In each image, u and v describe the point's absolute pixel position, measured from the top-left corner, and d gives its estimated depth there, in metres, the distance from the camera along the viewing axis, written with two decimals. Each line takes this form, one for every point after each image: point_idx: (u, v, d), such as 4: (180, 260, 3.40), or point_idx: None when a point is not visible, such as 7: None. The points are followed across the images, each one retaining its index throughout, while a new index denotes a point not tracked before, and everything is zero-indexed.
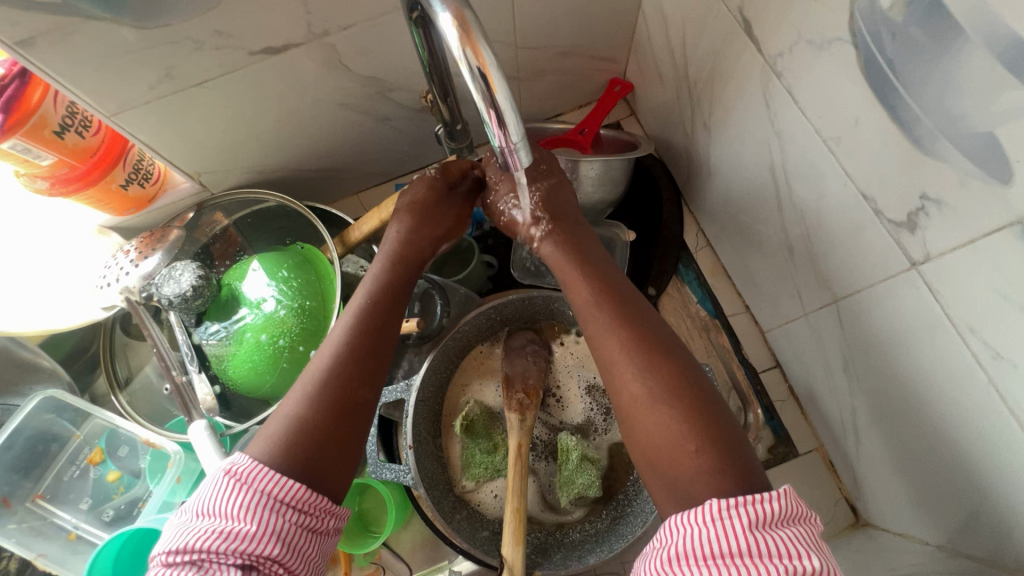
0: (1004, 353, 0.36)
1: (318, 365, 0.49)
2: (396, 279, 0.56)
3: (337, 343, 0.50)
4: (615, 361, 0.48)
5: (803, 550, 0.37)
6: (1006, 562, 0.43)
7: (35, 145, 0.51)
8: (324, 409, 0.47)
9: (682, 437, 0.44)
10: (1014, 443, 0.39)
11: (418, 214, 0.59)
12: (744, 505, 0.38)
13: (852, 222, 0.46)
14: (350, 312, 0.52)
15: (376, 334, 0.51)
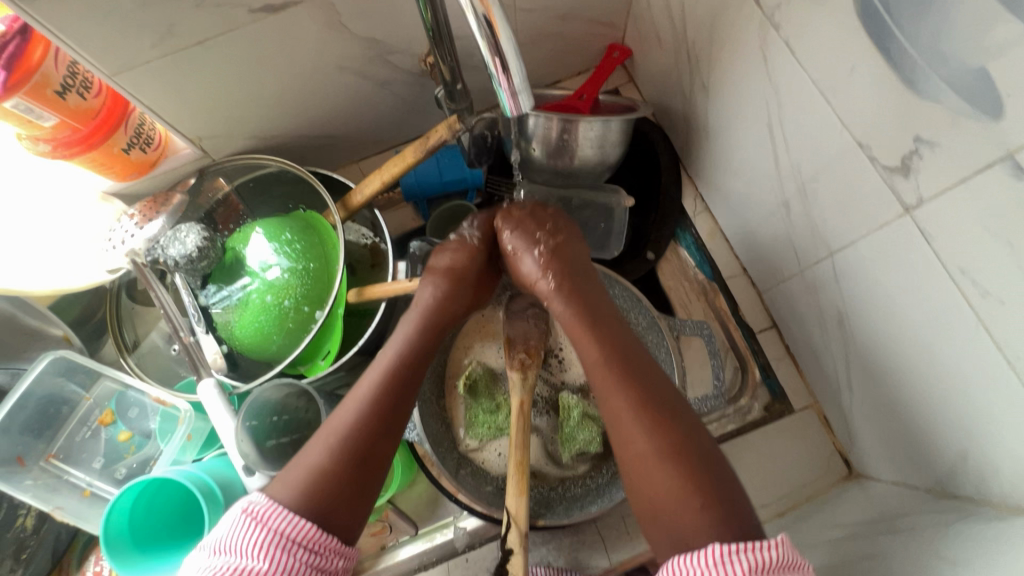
0: (992, 291, 0.38)
1: (343, 416, 0.51)
2: (428, 343, 0.59)
3: (359, 400, 0.52)
4: (621, 416, 0.50)
5: None
6: (991, 498, 0.44)
7: (37, 104, 0.51)
8: (343, 451, 0.49)
9: (681, 493, 0.45)
10: (1000, 380, 0.40)
11: (452, 277, 0.62)
12: (743, 553, 0.40)
13: (849, 172, 0.47)
14: (376, 369, 0.54)
15: (393, 396, 0.53)
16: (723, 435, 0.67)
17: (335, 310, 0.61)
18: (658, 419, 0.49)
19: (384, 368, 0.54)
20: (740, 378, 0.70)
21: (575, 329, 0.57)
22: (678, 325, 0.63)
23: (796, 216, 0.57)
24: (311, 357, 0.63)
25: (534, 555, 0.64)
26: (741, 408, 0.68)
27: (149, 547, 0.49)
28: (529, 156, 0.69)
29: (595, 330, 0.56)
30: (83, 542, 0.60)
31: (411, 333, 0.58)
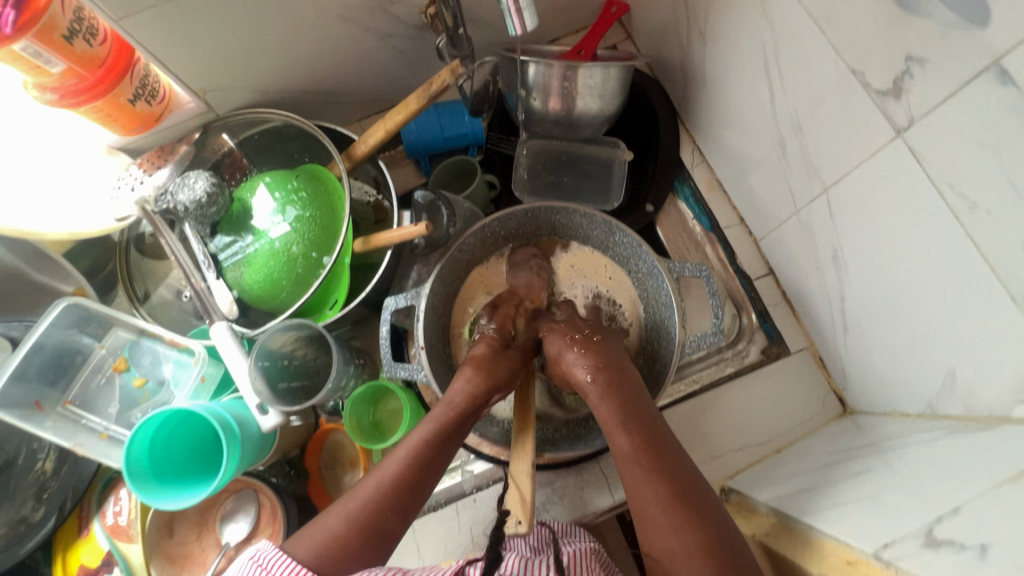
0: (980, 202, 0.39)
1: (360, 498, 0.48)
2: (458, 427, 0.54)
3: (380, 481, 0.49)
4: (648, 513, 0.46)
5: None
6: (977, 412, 0.46)
7: (46, 48, 0.51)
8: (357, 525, 0.46)
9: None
10: (985, 293, 0.42)
11: (484, 372, 0.58)
12: None
13: (844, 103, 0.48)
14: (405, 451, 0.51)
15: (407, 493, 0.49)
16: (720, 377, 0.69)
17: (342, 255, 0.62)
18: (698, 531, 0.44)
19: (411, 447, 0.51)
20: (739, 324, 0.73)
21: (618, 441, 0.51)
22: (678, 268, 0.61)
23: (793, 157, 0.59)
24: (319, 305, 0.65)
25: (540, 494, 0.66)
26: (739, 352, 0.70)
27: (169, 481, 0.51)
28: (529, 108, 0.70)
29: (638, 435, 0.50)
30: (101, 485, 0.61)
31: (441, 417, 0.54)
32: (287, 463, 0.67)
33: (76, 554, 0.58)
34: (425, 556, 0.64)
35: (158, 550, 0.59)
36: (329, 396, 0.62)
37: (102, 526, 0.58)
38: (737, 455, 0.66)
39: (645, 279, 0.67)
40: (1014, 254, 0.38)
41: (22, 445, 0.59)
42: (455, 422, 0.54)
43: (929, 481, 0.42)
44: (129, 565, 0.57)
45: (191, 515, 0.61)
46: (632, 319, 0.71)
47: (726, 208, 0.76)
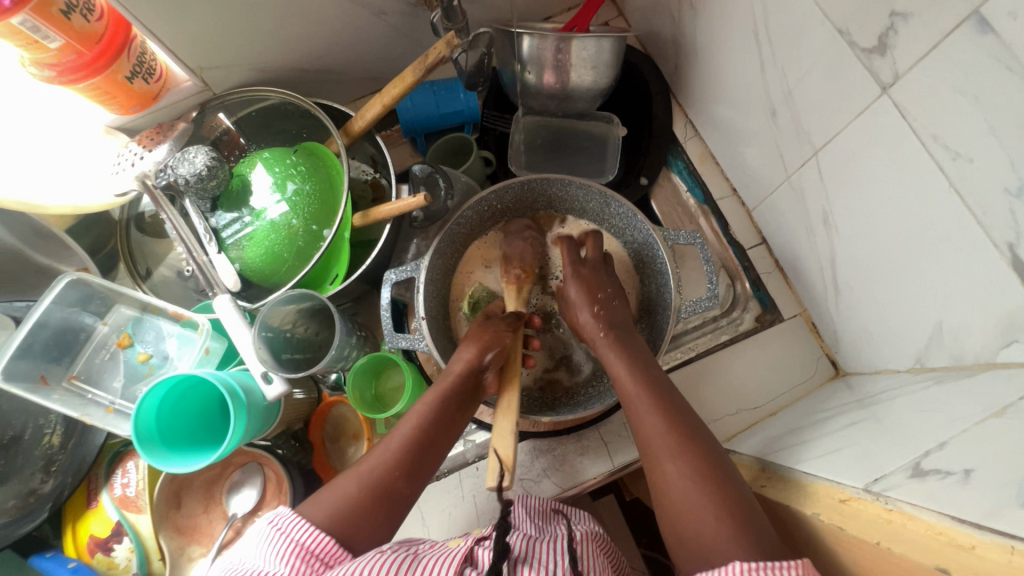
0: (962, 151, 0.41)
1: (370, 464, 0.50)
2: (462, 392, 0.56)
3: (387, 449, 0.51)
4: (651, 445, 0.50)
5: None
6: (963, 360, 0.48)
7: (44, 23, 0.52)
8: (368, 489, 0.48)
9: (708, 516, 0.44)
10: (969, 243, 0.43)
11: (479, 339, 0.60)
12: (765, 571, 0.38)
13: (831, 64, 0.50)
14: (411, 419, 0.53)
15: (416, 456, 0.51)
16: (715, 344, 0.71)
17: (342, 228, 0.63)
18: (697, 458, 0.48)
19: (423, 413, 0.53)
20: (733, 292, 0.74)
21: (625, 385, 0.55)
22: (673, 236, 0.62)
23: (783, 123, 0.60)
24: (320, 279, 0.66)
25: (541, 461, 0.67)
26: (733, 320, 0.72)
27: (176, 447, 0.52)
28: (523, 82, 0.71)
29: (641, 378, 0.55)
30: (109, 459, 0.62)
31: (444, 387, 0.56)
32: (292, 436, 0.68)
33: (86, 525, 0.59)
34: (430, 523, 0.65)
35: (166, 520, 0.59)
36: (332, 366, 0.63)
37: (112, 497, 0.59)
38: (733, 418, 0.67)
39: (641, 250, 0.68)
40: (994, 200, 0.40)
41: (29, 421, 0.60)
42: (457, 384, 0.56)
43: (917, 423, 0.43)
44: (139, 535, 0.58)
45: (199, 488, 0.62)
46: (631, 288, 0.72)
47: (719, 180, 0.77)
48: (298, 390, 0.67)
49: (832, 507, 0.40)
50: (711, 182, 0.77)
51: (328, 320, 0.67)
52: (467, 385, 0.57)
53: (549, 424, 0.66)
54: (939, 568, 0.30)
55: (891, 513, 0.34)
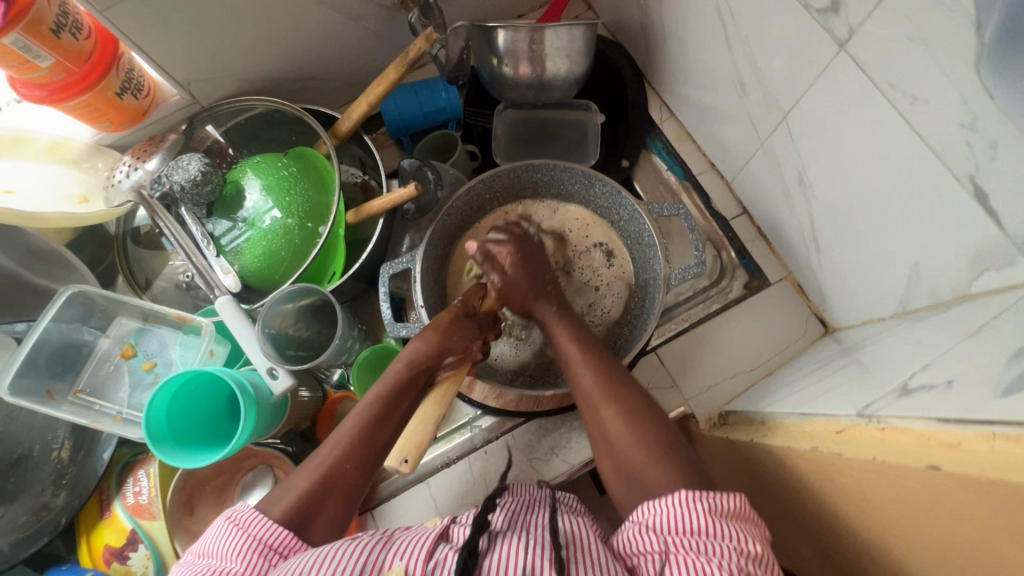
0: (917, 95, 0.43)
1: (321, 461, 0.49)
2: (402, 378, 0.55)
3: (338, 442, 0.50)
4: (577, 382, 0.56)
5: (750, 543, 0.41)
6: (941, 297, 0.50)
7: (35, 42, 0.54)
8: (318, 480, 0.48)
9: (623, 445, 0.50)
10: (934, 181, 0.46)
11: (440, 334, 0.58)
12: (706, 496, 0.43)
13: (792, 28, 0.52)
14: (356, 412, 0.52)
15: (365, 446, 0.50)
16: (707, 314, 0.73)
17: (336, 225, 0.64)
18: (622, 401, 0.52)
19: (366, 403, 0.53)
20: (720, 262, 0.76)
21: (568, 353, 0.58)
22: (658, 209, 0.65)
23: (752, 92, 0.63)
24: (318, 277, 0.67)
25: (548, 439, 0.68)
26: (723, 289, 0.74)
27: (186, 444, 0.52)
28: (501, 75, 0.73)
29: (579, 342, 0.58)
30: (119, 469, 0.62)
31: (395, 372, 0.55)
32: (301, 433, 0.67)
33: (101, 536, 0.59)
34: (443, 508, 0.66)
35: (181, 526, 0.60)
36: (336, 360, 0.64)
37: (124, 507, 0.60)
38: (731, 382, 0.69)
39: (628, 227, 0.71)
40: (951, 136, 0.42)
41: (36, 439, 0.60)
42: (404, 378, 0.55)
43: (900, 356, 0.45)
44: (154, 542, 0.58)
45: (211, 493, 0.62)
46: (625, 270, 0.74)
47: (697, 156, 0.80)
48: (303, 389, 0.67)
49: (828, 439, 0.41)
50: (689, 159, 0.80)
51: (330, 319, 0.68)
52: (419, 381, 0.56)
53: (554, 401, 0.68)
54: (930, 467, 0.30)
55: (884, 431, 0.36)
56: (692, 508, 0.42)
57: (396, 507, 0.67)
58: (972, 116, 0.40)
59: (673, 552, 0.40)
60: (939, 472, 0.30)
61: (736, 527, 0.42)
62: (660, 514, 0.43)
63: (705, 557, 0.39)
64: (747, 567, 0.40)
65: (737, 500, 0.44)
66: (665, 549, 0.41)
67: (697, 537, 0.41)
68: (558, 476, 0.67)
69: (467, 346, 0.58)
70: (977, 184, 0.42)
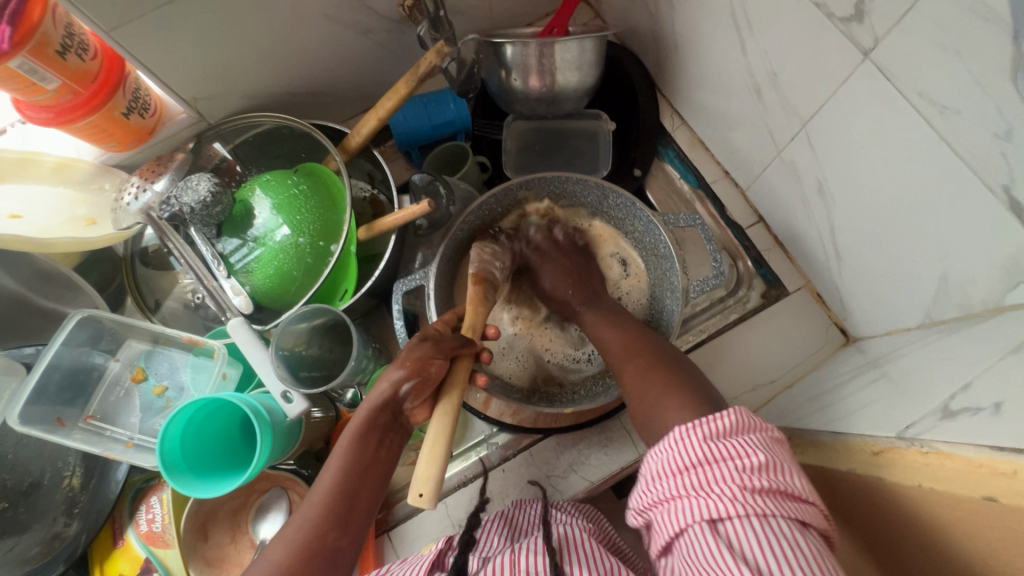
0: (947, 104, 0.42)
1: (301, 523, 0.48)
2: (375, 427, 0.53)
3: (310, 510, 0.48)
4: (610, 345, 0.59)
5: (757, 454, 0.39)
6: (973, 311, 0.49)
7: (40, 64, 0.53)
8: (297, 555, 0.46)
9: (658, 398, 0.50)
10: (965, 193, 0.44)
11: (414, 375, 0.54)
12: (699, 424, 0.41)
13: (811, 35, 0.51)
14: (324, 477, 0.50)
15: (340, 507, 0.49)
16: (725, 324, 0.72)
17: (349, 242, 0.63)
18: (648, 361, 0.54)
19: (342, 452, 0.51)
20: (737, 271, 0.75)
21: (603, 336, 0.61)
22: (674, 220, 0.64)
23: (768, 100, 0.62)
24: (329, 296, 0.66)
25: (566, 456, 0.67)
26: (740, 299, 0.73)
27: (204, 473, 0.51)
28: (511, 86, 0.73)
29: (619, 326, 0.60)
30: (132, 495, 0.61)
31: (357, 422, 0.53)
32: (315, 456, 0.67)
33: (115, 565, 0.58)
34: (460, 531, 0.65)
35: (194, 552, 0.59)
36: (350, 380, 0.63)
37: (138, 534, 0.58)
38: (752, 394, 0.68)
39: (643, 238, 0.70)
40: (985, 146, 0.41)
41: (46, 467, 0.59)
42: (370, 424, 0.53)
43: (934, 372, 0.44)
44: (168, 569, 0.57)
45: (224, 519, 0.62)
46: (639, 271, 0.73)
47: (710, 164, 0.79)
48: (316, 409, 0.66)
49: (866, 462, 0.40)
50: (703, 167, 0.79)
51: (342, 338, 0.67)
52: (382, 429, 0.54)
53: (572, 417, 0.67)
54: (985, 497, 0.30)
55: (929, 457, 0.34)
56: (687, 443, 0.41)
57: (413, 529, 0.65)
58: (1008, 125, 0.39)
59: (681, 497, 0.39)
60: (996, 504, 0.29)
61: (742, 443, 0.40)
62: (661, 461, 0.41)
63: (708, 493, 0.38)
64: (753, 482, 0.38)
65: (738, 413, 0.42)
66: (673, 494, 0.40)
67: (700, 470, 0.39)
68: (577, 494, 0.65)
69: (433, 370, 0.54)
70: (1013, 196, 0.41)
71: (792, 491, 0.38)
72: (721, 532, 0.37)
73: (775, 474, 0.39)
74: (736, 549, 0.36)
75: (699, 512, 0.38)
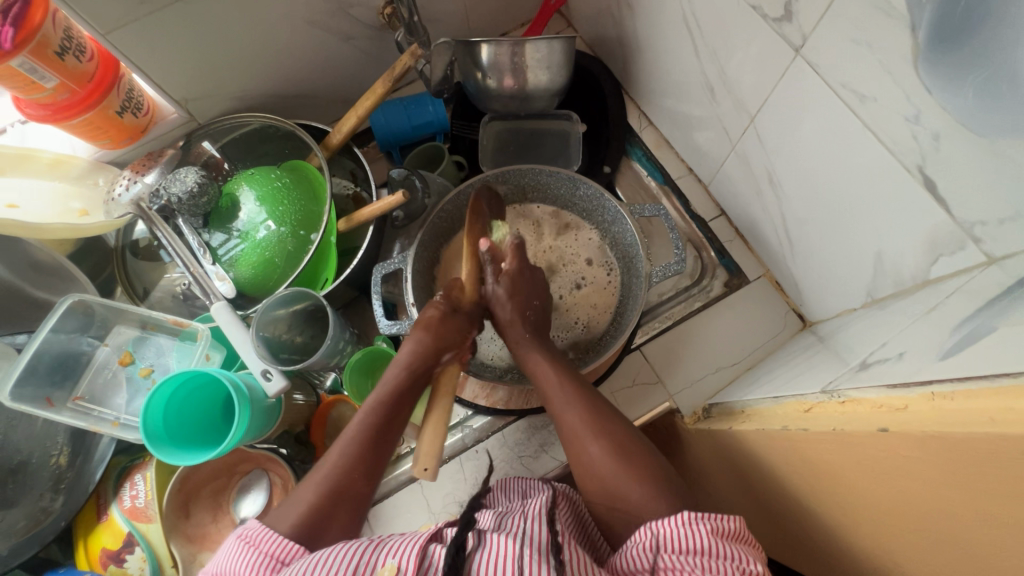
0: (866, 93, 0.46)
1: (326, 470, 0.50)
2: (405, 388, 0.57)
3: (343, 448, 0.51)
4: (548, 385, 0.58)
5: (753, 563, 0.41)
6: (903, 287, 0.53)
7: (40, 64, 0.57)
8: (328, 493, 0.48)
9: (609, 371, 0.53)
10: (890, 174, 0.48)
11: (433, 334, 0.61)
12: (707, 517, 0.43)
13: (751, 36, 0.56)
14: (357, 422, 0.53)
15: (372, 451, 0.52)
16: (690, 311, 0.75)
17: (328, 232, 0.67)
18: None
19: (368, 409, 0.54)
20: (701, 262, 0.79)
21: (548, 381, 0.58)
22: (639, 210, 0.68)
23: (721, 99, 0.66)
24: (310, 284, 0.70)
25: (537, 437, 0.70)
26: (704, 287, 0.77)
27: (182, 444, 0.55)
28: (485, 88, 0.77)
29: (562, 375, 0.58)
30: (116, 474, 0.64)
31: (394, 379, 0.57)
32: (295, 437, 0.69)
33: (98, 539, 0.61)
34: (435, 508, 0.68)
35: (176, 530, 0.60)
36: (328, 362, 0.66)
37: (121, 510, 0.61)
38: (714, 376, 0.71)
39: (611, 228, 0.73)
40: (899, 129, 0.45)
41: (36, 445, 0.62)
42: (404, 382, 0.57)
43: (864, 339, 0.48)
44: (150, 543, 0.60)
45: (206, 498, 0.64)
46: (614, 282, 0.75)
47: (675, 162, 0.84)
48: (297, 394, 0.69)
49: (797, 418, 0.43)
50: (668, 165, 0.84)
51: (323, 323, 0.69)
52: (415, 384, 0.58)
53: (542, 398, 0.71)
54: (881, 429, 0.33)
55: (845, 404, 0.38)
56: (694, 528, 0.42)
57: (390, 507, 0.68)
58: (916, 109, 0.43)
59: (680, 573, 0.40)
60: (888, 434, 0.32)
61: (739, 550, 0.42)
62: (664, 534, 0.42)
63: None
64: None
65: (735, 520, 0.44)
66: (671, 567, 0.41)
67: (702, 558, 0.40)
68: (548, 473, 0.68)
69: (457, 337, 0.62)
70: (926, 173, 0.45)
71: None
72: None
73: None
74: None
75: None
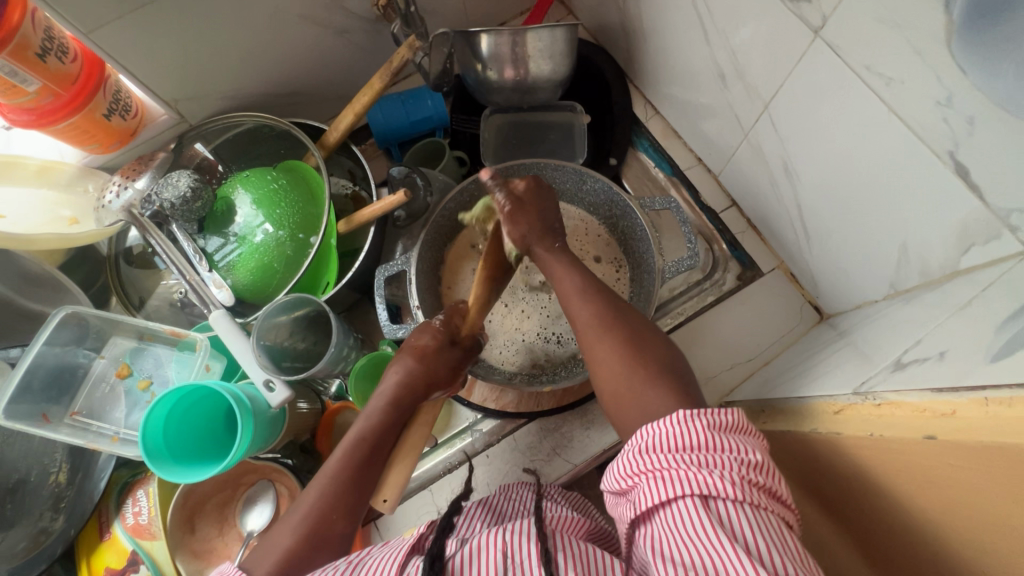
0: (893, 76, 0.44)
1: (305, 511, 0.48)
2: (385, 427, 0.53)
3: (322, 491, 0.49)
4: (589, 327, 0.53)
5: (753, 450, 0.40)
6: (931, 278, 0.50)
7: (21, 67, 0.54)
8: (305, 536, 0.47)
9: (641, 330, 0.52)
10: (918, 162, 0.46)
11: (424, 365, 0.56)
12: (705, 412, 0.42)
13: (766, 17, 0.53)
14: (337, 459, 0.50)
15: (352, 490, 0.49)
16: (702, 307, 0.73)
17: (327, 234, 0.64)
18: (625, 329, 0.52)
19: (348, 445, 0.51)
20: (712, 255, 0.76)
21: (582, 322, 0.54)
22: (650, 203, 0.65)
23: (733, 85, 0.64)
24: (311, 289, 0.67)
25: (549, 440, 0.68)
26: (716, 281, 0.74)
27: (184, 459, 0.53)
28: (486, 80, 0.75)
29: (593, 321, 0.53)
30: (116, 491, 0.62)
31: (375, 413, 0.54)
32: (300, 447, 0.68)
33: (101, 558, 0.59)
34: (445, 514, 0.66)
35: (182, 545, 0.59)
36: (333, 368, 0.64)
37: (124, 528, 0.59)
38: (730, 373, 0.69)
39: (619, 222, 0.71)
40: (928, 113, 0.43)
41: (33, 464, 0.60)
42: (387, 417, 0.54)
43: (894, 335, 0.46)
44: (155, 562, 0.57)
45: (211, 512, 0.62)
46: (625, 277, 0.73)
47: (683, 151, 0.81)
48: (302, 401, 0.68)
49: (827, 420, 0.41)
50: (676, 155, 0.81)
51: (326, 328, 0.67)
52: (397, 420, 0.54)
53: (554, 400, 0.69)
54: (926, 436, 0.31)
55: (881, 407, 0.36)
56: (690, 425, 0.41)
57: (399, 515, 0.66)
58: (948, 92, 0.40)
59: (671, 469, 0.39)
60: (935, 442, 0.30)
61: (740, 439, 0.41)
62: (659, 435, 0.41)
63: (707, 470, 0.38)
64: (748, 475, 0.39)
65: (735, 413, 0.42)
66: (665, 466, 0.40)
67: (697, 452, 0.40)
68: (562, 476, 0.66)
69: (444, 373, 0.57)
70: (958, 159, 0.42)
71: (777, 493, 0.40)
72: (712, 509, 0.37)
73: (767, 475, 0.40)
74: (725, 526, 0.36)
75: (693, 486, 0.38)
